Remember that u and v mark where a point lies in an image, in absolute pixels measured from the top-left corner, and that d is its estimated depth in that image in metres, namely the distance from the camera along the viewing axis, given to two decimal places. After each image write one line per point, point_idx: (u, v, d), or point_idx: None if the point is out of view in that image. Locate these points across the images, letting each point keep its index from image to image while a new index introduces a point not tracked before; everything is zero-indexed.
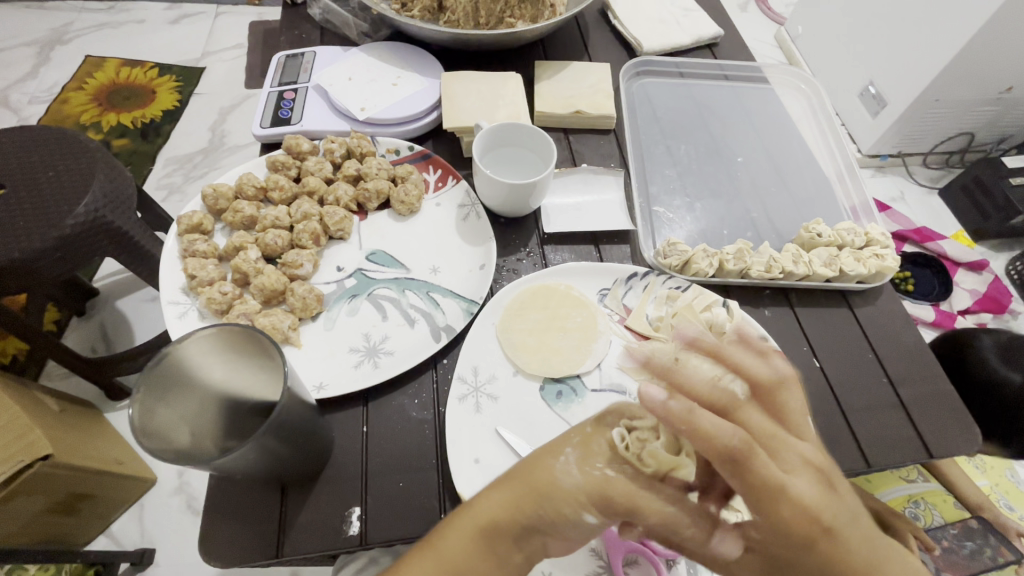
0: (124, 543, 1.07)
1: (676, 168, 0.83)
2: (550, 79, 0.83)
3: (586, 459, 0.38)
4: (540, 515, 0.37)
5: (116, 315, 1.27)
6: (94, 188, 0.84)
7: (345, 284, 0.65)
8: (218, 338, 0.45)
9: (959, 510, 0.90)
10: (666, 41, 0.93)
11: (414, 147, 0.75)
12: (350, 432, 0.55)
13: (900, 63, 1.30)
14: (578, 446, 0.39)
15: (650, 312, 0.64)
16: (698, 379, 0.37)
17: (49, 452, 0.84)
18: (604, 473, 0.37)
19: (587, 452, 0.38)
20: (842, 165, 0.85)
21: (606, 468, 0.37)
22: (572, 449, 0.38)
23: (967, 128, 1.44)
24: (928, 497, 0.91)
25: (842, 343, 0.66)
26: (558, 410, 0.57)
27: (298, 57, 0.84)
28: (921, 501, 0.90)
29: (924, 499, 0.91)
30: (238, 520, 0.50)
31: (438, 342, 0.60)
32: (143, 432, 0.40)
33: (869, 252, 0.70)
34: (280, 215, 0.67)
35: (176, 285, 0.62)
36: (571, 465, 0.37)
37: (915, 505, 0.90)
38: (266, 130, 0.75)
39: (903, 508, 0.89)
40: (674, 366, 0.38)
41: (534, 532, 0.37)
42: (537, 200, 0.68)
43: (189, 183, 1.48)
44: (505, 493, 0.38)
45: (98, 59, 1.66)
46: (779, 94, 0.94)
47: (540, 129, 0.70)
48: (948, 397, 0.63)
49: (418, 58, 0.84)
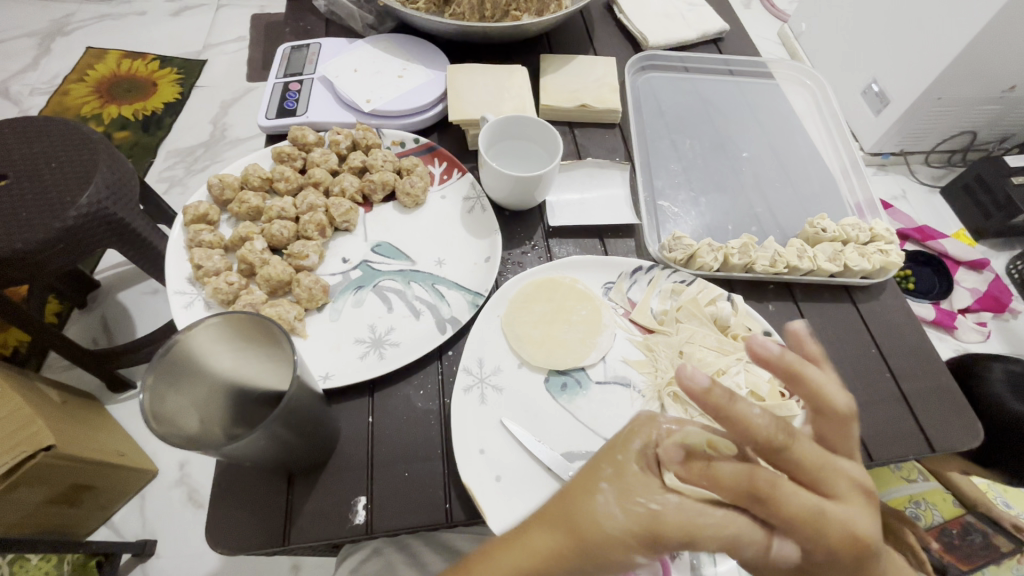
0: (125, 535, 1.07)
1: (680, 163, 0.83)
2: (555, 73, 0.83)
3: (626, 496, 0.39)
4: (587, 553, 0.38)
5: (118, 306, 1.27)
6: (97, 179, 0.84)
7: (351, 275, 0.65)
8: (229, 326, 0.45)
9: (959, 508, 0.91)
10: (672, 35, 0.92)
11: (419, 139, 0.75)
12: (356, 422, 0.56)
13: (904, 61, 1.30)
14: (615, 477, 0.40)
15: (654, 306, 0.65)
16: (757, 415, 0.37)
17: (51, 443, 0.85)
18: (647, 509, 0.38)
19: (628, 487, 0.39)
20: (847, 161, 0.85)
21: (649, 503, 0.39)
22: (612, 484, 0.40)
23: (970, 126, 1.44)
24: (929, 496, 0.92)
25: (845, 337, 0.66)
26: (562, 402, 0.57)
27: (304, 48, 0.84)
28: (922, 501, 0.91)
29: (924, 499, 0.92)
30: (243, 507, 0.50)
31: (443, 333, 0.61)
32: (155, 418, 0.40)
33: (873, 248, 0.70)
34: (286, 206, 0.67)
35: (182, 275, 0.62)
36: (611, 503, 0.39)
37: (915, 505, 0.91)
38: (271, 121, 0.75)
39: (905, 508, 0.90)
40: (730, 400, 0.37)
41: (581, 570, 0.39)
42: (542, 193, 0.68)
43: (190, 176, 1.48)
44: (549, 536, 0.39)
45: (99, 50, 1.66)
46: (784, 90, 0.94)
47: (545, 122, 0.69)
48: (950, 393, 0.63)
49: (423, 50, 0.84)
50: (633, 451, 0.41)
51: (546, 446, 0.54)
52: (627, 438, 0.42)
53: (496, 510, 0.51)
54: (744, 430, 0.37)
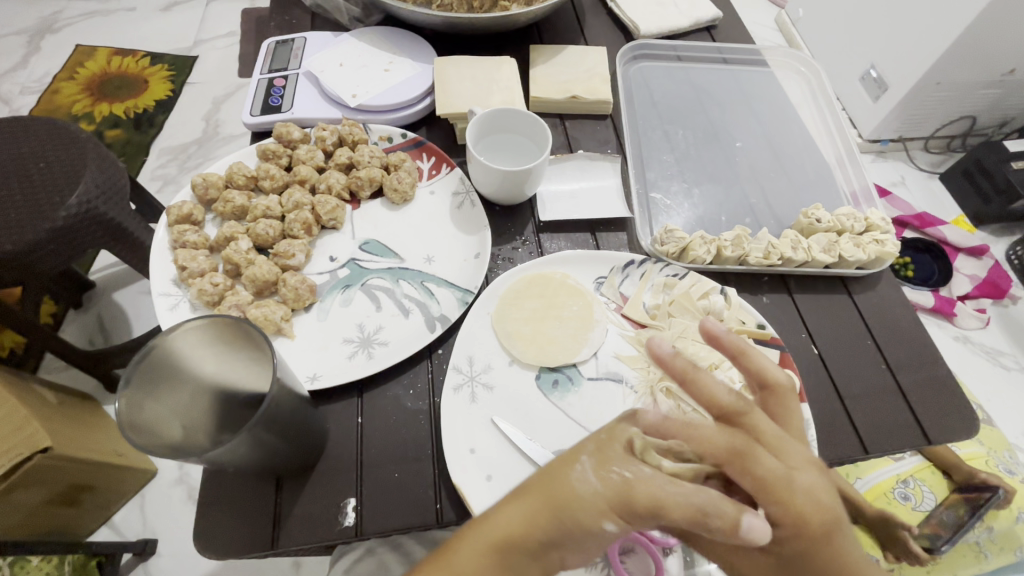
0: (126, 533, 1.07)
1: (674, 154, 0.82)
2: (545, 64, 0.81)
3: (602, 464, 0.38)
4: (558, 522, 0.38)
5: (113, 307, 1.27)
6: (86, 179, 0.82)
7: (338, 274, 0.64)
8: (207, 331, 0.45)
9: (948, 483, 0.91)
10: (664, 23, 0.91)
11: (407, 134, 0.74)
12: (344, 423, 0.55)
13: (903, 45, 1.28)
14: (598, 446, 0.40)
15: (647, 300, 0.64)
16: (719, 387, 0.41)
17: (48, 445, 0.85)
18: (621, 476, 0.38)
19: (609, 451, 0.39)
20: (842, 149, 0.84)
21: (625, 474, 0.38)
22: (592, 457, 0.39)
23: (969, 111, 1.42)
24: (917, 473, 0.92)
25: (840, 329, 0.65)
26: (553, 400, 0.57)
27: (289, 42, 0.83)
28: (910, 480, 0.91)
29: (913, 477, 0.92)
30: (232, 512, 0.50)
31: (432, 331, 0.60)
32: (131, 427, 0.40)
33: (869, 238, 0.69)
34: (271, 205, 0.66)
35: (167, 276, 0.62)
36: (589, 473, 0.38)
37: (904, 484, 0.91)
38: (256, 118, 0.74)
39: (894, 489, 0.90)
40: (693, 370, 0.41)
41: (552, 538, 0.38)
42: (532, 187, 0.67)
43: (183, 174, 1.47)
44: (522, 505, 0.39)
45: (89, 48, 1.64)
46: (779, 77, 0.93)
47: (535, 115, 0.68)
48: (946, 383, 0.62)
49: (411, 43, 0.82)
50: (618, 427, 0.40)
51: (538, 446, 0.54)
52: (618, 409, 0.42)
53: (487, 512, 0.50)
54: (708, 401, 0.41)
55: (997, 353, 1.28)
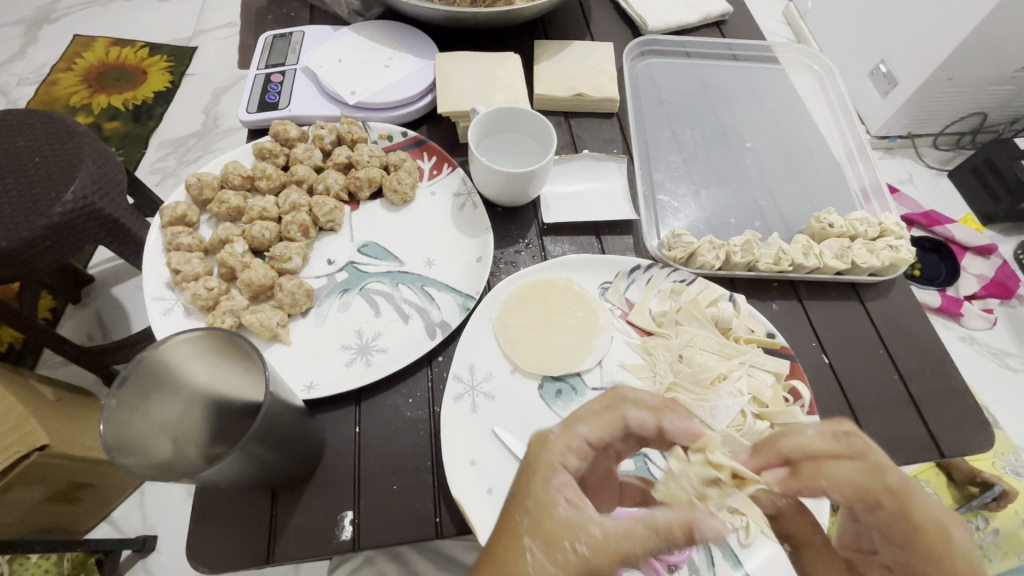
0: (125, 530, 1.06)
1: (682, 154, 0.80)
2: (550, 60, 0.79)
3: (547, 545, 0.35)
4: None
5: (112, 302, 1.25)
6: (82, 174, 0.81)
7: (336, 278, 0.62)
8: (196, 342, 0.43)
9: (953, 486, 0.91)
10: (672, 18, 0.88)
11: (407, 132, 0.72)
12: (341, 433, 0.54)
13: (915, 40, 1.25)
14: (533, 519, 0.37)
15: (653, 307, 0.62)
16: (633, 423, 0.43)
17: (45, 442, 0.83)
18: (577, 554, 0.35)
19: (542, 522, 0.36)
20: (854, 148, 0.82)
21: (575, 545, 0.35)
22: (536, 535, 0.36)
23: (981, 108, 1.39)
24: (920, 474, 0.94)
25: (852, 338, 0.64)
26: (556, 409, 0.55)
27: (287, 37, 0.81)
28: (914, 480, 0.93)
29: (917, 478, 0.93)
30: (225, 525, 0.48)
31: (432, 338, 0.58)
32: (119, 446, 0.39)
33: (882, 243, 0.67)
34: (267, 206, 0.64)
35: (161, 280, 0.60)
36: (542, 559, 0.35)
37: None
38: (252, 115, 0.72)
39: None
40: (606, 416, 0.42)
41: None
42: (536, 189, 0.65)
43: (183, 167, 1.45)
44: None
45: (87, 38, 1.61)
46: (789, 74, 0.90)
47: (539, 114, 0.66)
48: (961, 395, 0.61)
49: (411, 38, 0.80)
50: (540, 489, 0.38)
51: None
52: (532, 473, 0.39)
53: (487, 526, 0.49)
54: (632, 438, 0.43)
55: (1005, 354, 1.26)
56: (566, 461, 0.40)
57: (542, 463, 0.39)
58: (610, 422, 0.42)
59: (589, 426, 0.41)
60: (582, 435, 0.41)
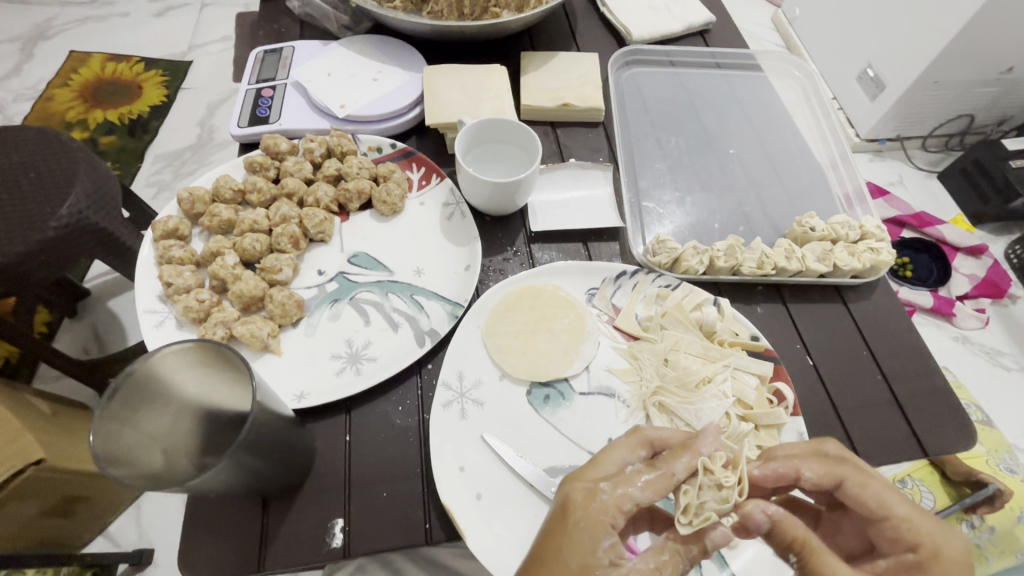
0: (121, 544, 1.06)
1: (667, 162, 0.81)
2: (537, 70, 0.81)
3: None
4: None
5: (108, 315, 1.26)
6: (77, 189, 0.82)
7: (326, 288, 0.63)
8: (185, 354, 0.44)
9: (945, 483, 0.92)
10: (657, 28, 0.90)
11: (396, 144, 0.73)
12: (331, 441, 0.54)
13: (900, 45, 1.27)
14: None
15: (639, 312, 0.63)
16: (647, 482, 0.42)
17: (42, 457, 0.84)
18: None
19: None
20: (836, 153, 0.84)
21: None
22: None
23: (967, 110, 1.41)
24: (915, 473, 0.94)
25: (836, 339, 0.64)
26: (544, 415, 0.56)
27: (277, 51, 0.82)
28: (910, 480, 0.93)
29: (912, 476, 0.93)
30: (216, 534, 0.49)
31: (421, 346, 0.59)
32: (109, 458, 0.39)
33: (863, 246, 0.68)
34: (258, 218, 0.65)
35: (153, 293, 0.61)
36: None
37: (903, 484, 0.92)
38: (243, 129, 0.73)
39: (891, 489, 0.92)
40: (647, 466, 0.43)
41: None
42: (523, 198, 0.66)
43: (178, 180, 1.46)
44: None
45: (83, 54, 1.63)
46: (772, 82, 0.92)
47: (525, 125, 0.67)
48: (943, 393, 0.62)
49: (400, 52, 0.81)
50: (592, 555, 0.41)
51: (528, 462, 0.53)
52: (577, 521, 0.42)
53: (475, 532, 0.49)
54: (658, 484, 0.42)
55: (997, 353, 1.27)
56: (616, 520, 0.42)
57: (592, 522, 0.41)
58: (660, 485, 0.42)
59: (638, 488, 0.42)
60: (632, 498, 0.42)
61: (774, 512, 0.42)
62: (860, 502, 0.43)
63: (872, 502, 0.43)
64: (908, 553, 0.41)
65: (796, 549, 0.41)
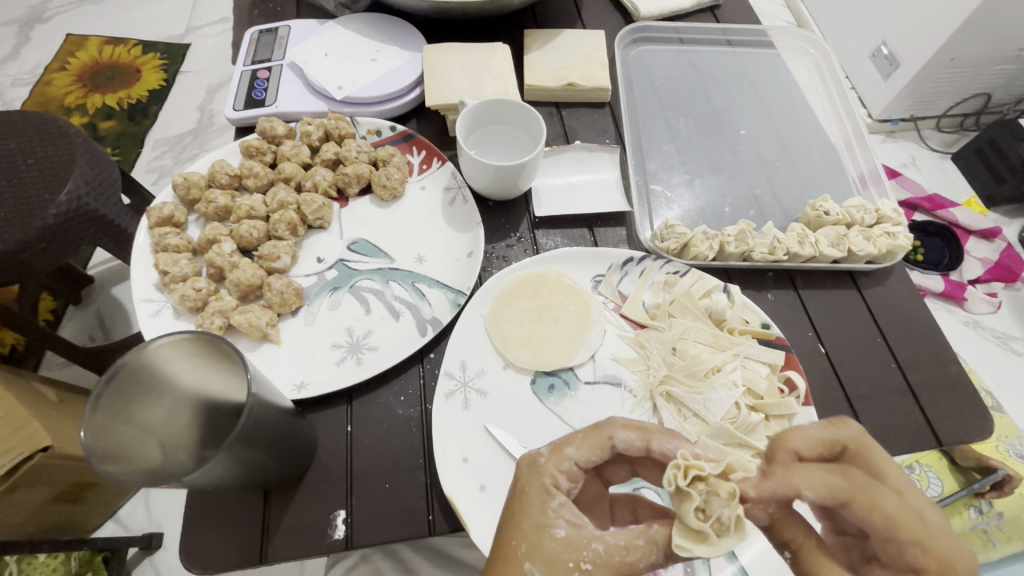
0: (132, 528, 1.07)
1: (675, 143, 0.79)
2: (540, 49, 0.78)
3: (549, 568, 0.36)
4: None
5: (113, 302, 1.25)
6: (75, 175, 0.80)
7: (326, 276, 0.62)
8: (177, 345, 0.42)
9: (953, 468, 0.91)
10: (665, 4, 0.87)
11: (395, 127, 0.71)
12: (333, 431, 0.53)
13: (917, 21, 1.23)
14: (532, 539, 0.38)
15: (646, 299, 0.61)
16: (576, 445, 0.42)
17: (48, 444, 0.83)
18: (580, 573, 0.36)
19: (541, 542, 0.37)
20: (851, 133, 0.81)
21: (580, 564, 0.36)
22: (536, 560, 0.37)
23: (984, 88, 1.36)
24: (922, 459, 0.92)
25: (849, 327, 0.63)
26: (549, 405, 0.55)
27: (273, 31, 0.79)
28: (917, 465, 0.91)
29: (920, 462, 0.92)
30: (219, 526, 0.48)
31: (423, 335, 0.58)
32: (104, 454, 0.39)
33: (880, 230, 0.66)
34: (255, 204, 0.64)
35: (149, 281, 0.60)
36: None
37: (910, 470, 0.91)
38: (239, 112, 0.71)
39: None
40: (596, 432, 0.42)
41: None
42: (526, 181, 0.64)
43: (179, 166, 1.44)
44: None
45: (80, 37, 1.60)
46: (785, 60, 0.89)
47: (528, 105, 0.65)
48: (959, 382, 0.60)
49: (399, 31, 0.78)
50: (537, 515, 0.39)
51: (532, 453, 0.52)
52: (526, 487, 0.40)
53: (479, 523, 0.48)
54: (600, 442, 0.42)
55: (1009, 338, 1.24)
56: (558, 480, 0.41)
57: (536, 486, 0.40)
58: (597, 444, 0.42)
59: (575, 449, 0.41)
60: (570, 457, 0.41)
61: (774, 511, 0.36)
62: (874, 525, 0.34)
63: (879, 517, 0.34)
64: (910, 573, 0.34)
65: (792, 546, 0.37)
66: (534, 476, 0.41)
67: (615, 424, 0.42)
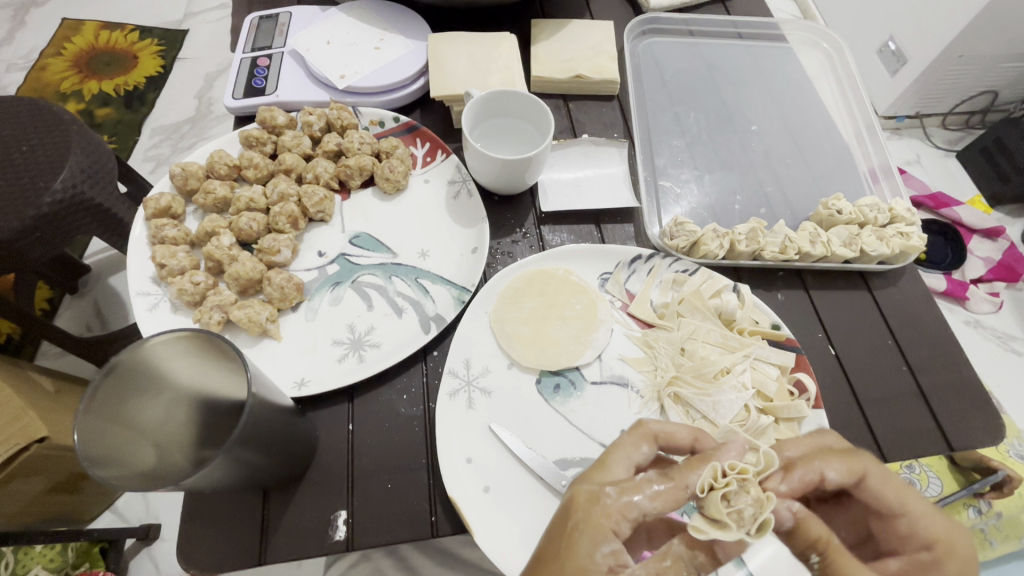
0: (129, 519, 1.05)
1: (684, 138, 0.77)
2: (546, 40, 0.76)
3: None
4: None
5: (109, 291, 1.24)
6: (71, 162, 0.78)
7: (327, 270, 0.61)
8: (171, 344, 0.41)
9: (957, 469, 0.91)
10: None
11: (399, 117, 0.69)
12: (333, 429, 0.52)
13: (926, 17, 1.21)
14: None
15: (654, 298, 0.60)
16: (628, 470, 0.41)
17: (44, 435, 0.82)
18: None
19: None
20: (862, 129, 0.79)
21: None
22: None
23: (991, 86, 1.35)
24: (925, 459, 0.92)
25: (859, 328, 0.62)
26: (555, 405, 0.54)
27: (273, 18, 0.77)
28: (918, 465, 0.91)
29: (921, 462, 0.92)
30: (218, 526, 0.47)
31: (427, 333, 0.56)
32: (98, 458, 0.38)
33: (892, 230, 0.65)
34: (255, 196, 0.62)
35: (146, 274, 0.58)
36: None
37: (910, 469, 0.91)
38: (239, 101, 0.69)
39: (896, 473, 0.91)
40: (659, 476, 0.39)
41: None
42: (533, 175, 0.62)
43: (177, 154, 1.42)
44: None
45: (75, 22, 1.56)
46: (797, 53, 0.87)
47: (537, 98, 0.63)
48: (971, 386, 0.59)
49: (402, 19, 0.76)
50: (586, 558, 0.37)
51: (536, 453, 0.51)
52: (579, 529, 0.38)
53: (482, 525, 0.48)
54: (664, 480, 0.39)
55: (1009, 337, 1.24)
56: (619, 527, 0.38)
57: (592, 525, 0.37)
58: (672, 497, 0.38)
59: (648, 499, 0.38)
60: (639, 507, 0.38)
61: (797, 508, 0.37)
62: (881, 498, 0.40)
63: (890, 495, 0.40)
64: (923, 551, 0.39)
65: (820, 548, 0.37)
66: (593, 512, 0.38)
67: (686, 472, 0.39)
